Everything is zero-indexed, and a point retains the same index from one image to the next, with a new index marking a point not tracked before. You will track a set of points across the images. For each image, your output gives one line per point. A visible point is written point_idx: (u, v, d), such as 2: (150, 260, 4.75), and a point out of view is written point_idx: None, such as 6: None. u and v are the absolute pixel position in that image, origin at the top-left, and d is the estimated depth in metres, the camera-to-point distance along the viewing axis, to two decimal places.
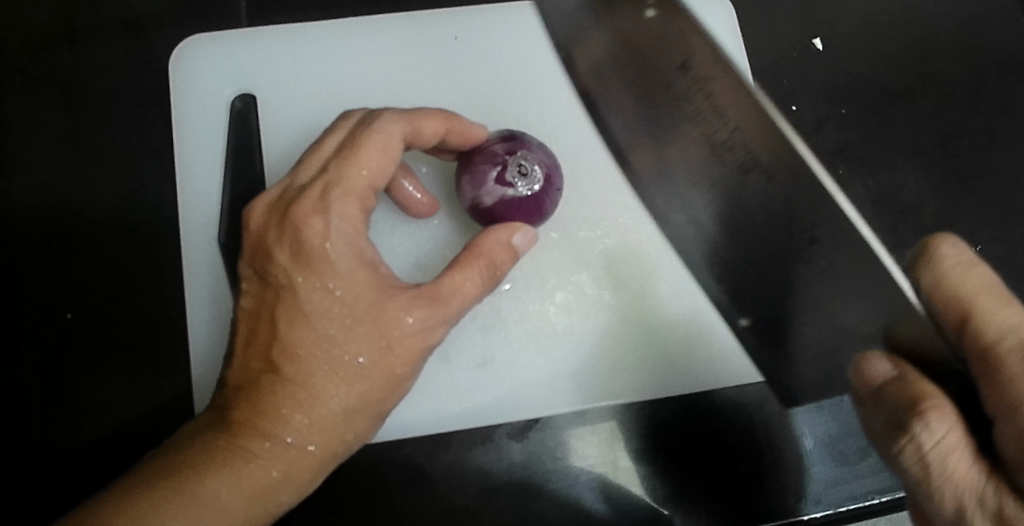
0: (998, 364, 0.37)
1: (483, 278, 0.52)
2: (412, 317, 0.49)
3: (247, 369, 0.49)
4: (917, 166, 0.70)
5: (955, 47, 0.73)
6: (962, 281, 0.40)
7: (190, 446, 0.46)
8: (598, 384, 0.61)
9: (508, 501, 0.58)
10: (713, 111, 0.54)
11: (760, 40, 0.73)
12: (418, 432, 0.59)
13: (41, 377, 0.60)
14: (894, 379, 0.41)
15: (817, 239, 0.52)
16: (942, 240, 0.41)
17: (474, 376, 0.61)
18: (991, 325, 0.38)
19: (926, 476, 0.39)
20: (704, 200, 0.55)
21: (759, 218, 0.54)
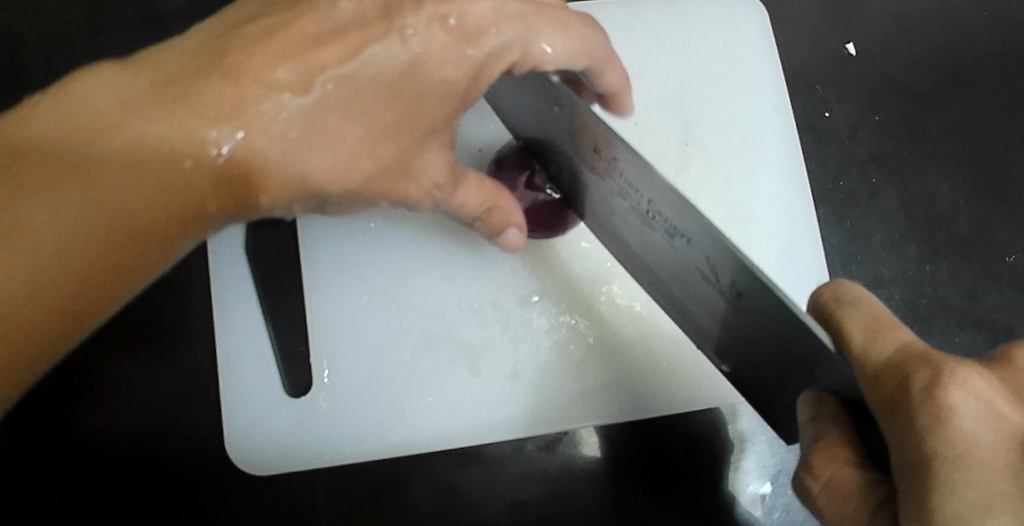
0: (882, 393, 0.33)
1: (484, 205, 0.53)
2: (433, 160, 0.48)
3: (177, 57, 0.41)
4: (951, 174, 0.69)
5: (990, 53, 0.72)
6: (848, 315, 0.36)
7: (83, 105, 0.38)
8: (631, 398, 0.59)
9: (537, 516, 0.57)
10: (622, 181, 0.48)
11: (792, 44, 0.72)
12: (448, 445, 0.58)
13: (56, 381, 0.58)
14: (813, 419, 0.39)
15: (741, 294, 0.43)
16: (822, 287, 0.39)
17: (504, 388, 0.59)
18: (873, 354, 0.34)
19: (818, 514, 0.38)
20: (659, 265, 0.53)
21: (705, 286, 0.47)
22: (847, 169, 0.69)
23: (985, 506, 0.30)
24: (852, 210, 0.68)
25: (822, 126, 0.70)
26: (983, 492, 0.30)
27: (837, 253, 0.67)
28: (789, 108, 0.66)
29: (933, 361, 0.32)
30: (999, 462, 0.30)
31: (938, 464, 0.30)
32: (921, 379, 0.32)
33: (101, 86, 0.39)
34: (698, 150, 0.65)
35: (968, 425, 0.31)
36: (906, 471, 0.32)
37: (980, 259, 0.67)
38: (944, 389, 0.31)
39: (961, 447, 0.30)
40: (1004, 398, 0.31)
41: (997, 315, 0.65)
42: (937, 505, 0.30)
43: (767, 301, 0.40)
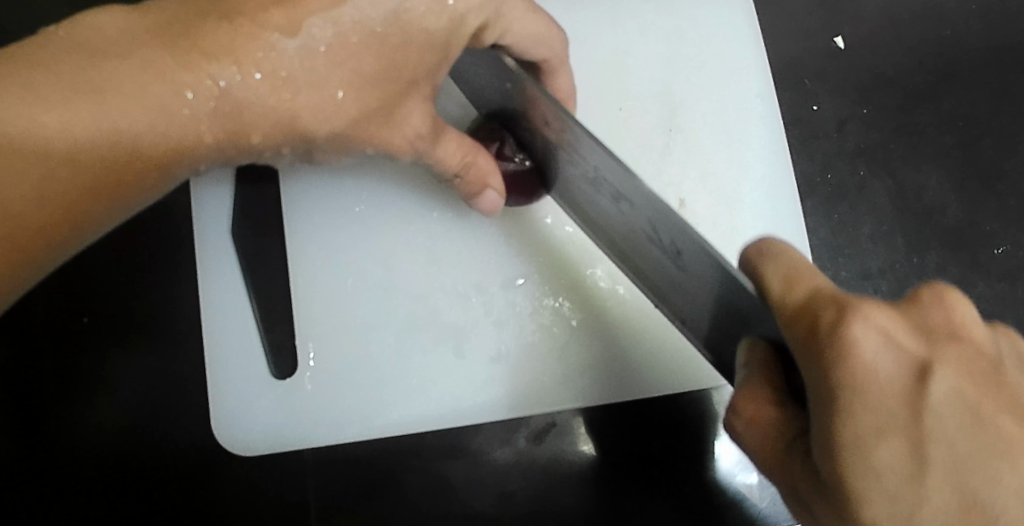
0: (796, 333, 0.34)
1: (461, 161, 0.53)
2: (413, 120, 0.50)
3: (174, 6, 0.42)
4: (939, 167, 0.69)
5: (978, 48, 0.72)
6: (769, 269, 0.37)
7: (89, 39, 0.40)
8: (613, 380, 0.60)
9: (524, 506, 0.58)
10: (572, 149, 0.52)
11: (780, 38, 0.72)
12: (431, 426, 0.59)
13: (54, 378, 0.60)
14: (747, 363, 0.40)
15: (681, 253, 0.47)
16: (750, 245, 0.39)
17: (488, 370, 0.60)
18: (789, 297, 0.35)
19: (746, 448, 0.40)
20: (607, 227, 0.57)
21: (652, 249, 0.51)
22: (835, 162, 0.69)
23: (885, 432, 0.31)
24: (840, 203, 0.68)
25: (810, 120, 0.70)
26: (883, 419, 0.31)
27: (825, 245, 0.67)
28: (772, 95, 0.67)
29: (840, 300, 0.33)
30: (897, 389, 0.31)
31: (841, 394, 0.31)
32: (828, 318, 0.33)
33: (110, 19, 0.41)
34: (682, 135, 0.66)
35: (869, 358, 0.31)
36: (817, 404, 0.33)
37: (968, 252, 0.67)
38: (848, 323, 0.32)
39: (862, 378, 0.31)
40: (902, 329, 0.32)
41: (984, 307, 0.66)
42: (840, 433, 0.31)
43: (700, 258, 0.44)
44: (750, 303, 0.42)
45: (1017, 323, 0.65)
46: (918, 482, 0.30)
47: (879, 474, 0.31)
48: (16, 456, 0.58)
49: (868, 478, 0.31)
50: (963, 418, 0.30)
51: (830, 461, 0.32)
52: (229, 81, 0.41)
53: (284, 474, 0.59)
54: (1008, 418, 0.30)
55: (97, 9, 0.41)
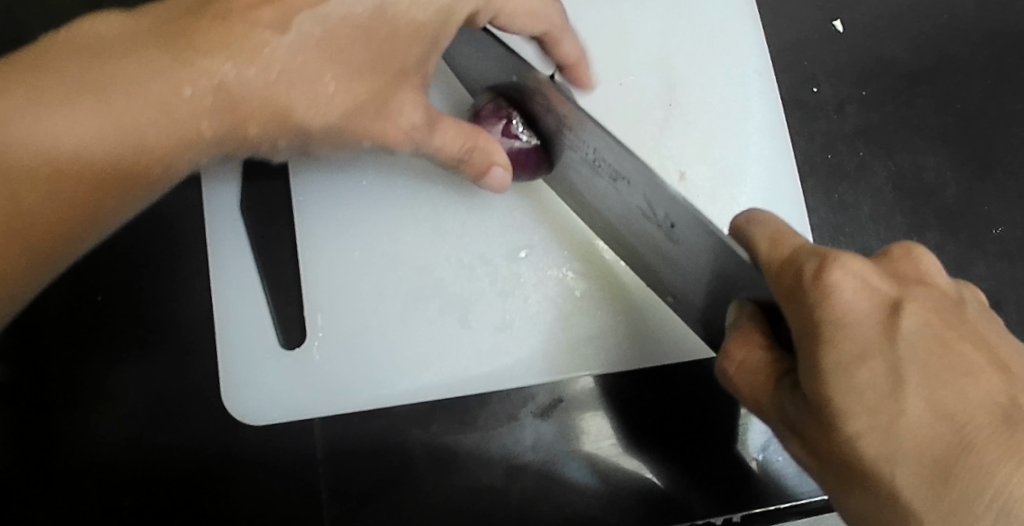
0: (780, 284, 0.38)
1: (463, 146, 0.54)
2: (408, 111, 0.52)
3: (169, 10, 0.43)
4: (937, 148, 0.70)
5: (975, 31, 0.73)
6: (755, 232, 0.42)
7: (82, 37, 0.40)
8: (616, 349, 0.61)
9: (532, 481, 0.59)
10: (575, 135, 0.56)
11: (779, 21, 0.73)
12: (437, 394, 0.60)
13: (65, 356, 0.59)
14: (736, 322, 0.44)
15: (676, 226, 0.50)
16: (739, 216, 0.44)
17: (493, 339, 0.61)
18: (773, 257, 0.39)
19: (740, 395, 0.43)
20: (604, 211, 0.59)
21: (644, 223, 0.54)
22: (835, 144, 0.70)
23: (863, 356, 0.33)
24: (840, 182, 0.69)
25: (811, 102, 0.71)
26: (861, 345, 0.33)
27: (826, 225, 0.68)
28: (769, 69, 0.68)
29: (819, 251, 0.36)
30: (873, 321, 0.34)
31: (827, 327, 0.34)
32: (809, 266, 0.36)
33: (106, 24, 0.41)
34: (682, 110, 0.67)
35: (846, 295, 0.34)
36: (802, 342, 0.36)
37: (967, 232, 0.68)
38: (828, 269, 0.35)
39: (840, 311, 0.34)
40: (877, 275, 0.35)
41: (983, 285, 0.67)
42: (823, 358, 0.34)
43: (694, 229, 0.48)
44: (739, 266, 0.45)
45: (1016, 301, 0.66)
46: (898, 397, 0.32)
47: (861, 391, 0.33)
48: (32, 438, 0.58)
49: (851, 395, 0.33)
50: (934, 345, 0.32)
51: (816, 386, 0.34)
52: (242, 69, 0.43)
53: (295, 456, 0.59)
54: (973, 349, 0.32)
55: (94, 14, 0.42)
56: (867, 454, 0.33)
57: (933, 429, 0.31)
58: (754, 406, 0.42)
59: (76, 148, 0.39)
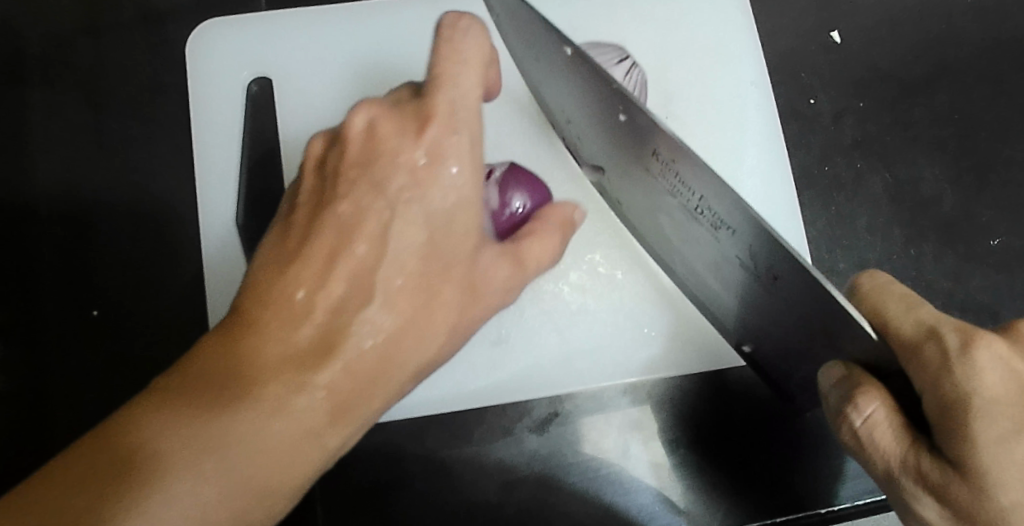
0: (917, 356, 0.39)
1: (557, 244, 0.48)
2: (499, 275, 0.46)
3: (311, 291, 0.39)
4: (935, 159, 0.70)
5: (973, 41, 0.73)
6: (883, 297, 0.43)
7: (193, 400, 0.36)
8: (613, 364, 0.61)
9: (530, 495, 0.59)
10: (674, 176, 0.50)
11: (776, 32, 0.73)
12: (432, 408, 0.60)
13: (71, 366, 0.64)
14: (844, 379, 0.43)
15: (778, 279, 0.45)
16: (862, 277, 0.45)
17: (488, 354, 0.61)
18: (904, 330, 0.41)
19: (862, 451, 0.42)
20: (693, 256, 0.56)
21: (739, 274, 0.50)
22: (833, 156, 0.70)
23: (1016, 435, 0.35)
24: (837, 194, 0.69)
25: (807, 113, 0.71)
26: (1014, 423, 0.35)
27: (822, 237, 0.68)
28: (766, 82, 0.68)
29: (961, 329, 0.38)
30: (1021, 400, 0.36)
31: (971, 401, 0.36)
32: (951, 342, 0.38)
33: (216, 356, 0.37)
34: (677, 122, 0.66)
35: (993, 377, 0.36)
36: (940, 417, 0.38)
37: (964, 244, 0.68)
38: (973, 346, 0.37)
39: (991, 392, 0.36)
40: (1017, 356, 0.37)
41: (982, 297, 0.66)
42: (974, 433, 0.36)
43: (799, 284, 0.43)
44: (848, 329, 0.42)
45: (1015, 314, 0.66)
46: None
47: (1019, 467, 0.35)
48: (34, 441, 0.61)
49: (1006, 470, 0.35)
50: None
51: (963, 454, 0.36)
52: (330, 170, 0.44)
53: (296, 496, 0.58)
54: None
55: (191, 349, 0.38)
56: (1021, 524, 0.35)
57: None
58: (879, 467, 0.41)
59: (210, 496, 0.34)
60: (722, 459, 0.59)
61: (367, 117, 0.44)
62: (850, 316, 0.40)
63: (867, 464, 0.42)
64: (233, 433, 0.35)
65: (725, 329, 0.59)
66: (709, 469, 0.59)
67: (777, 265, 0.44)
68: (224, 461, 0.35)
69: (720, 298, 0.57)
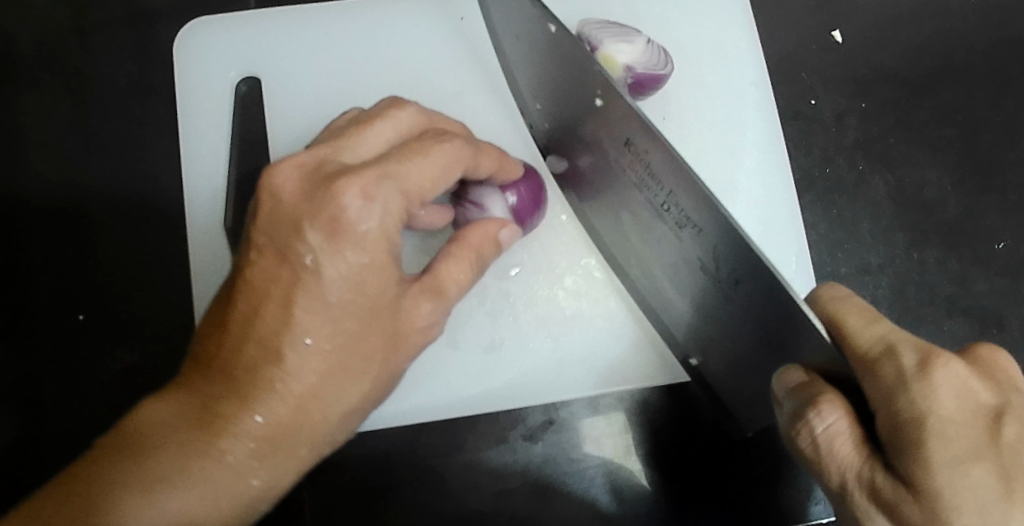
0: (873, 371, 0.38)
1: (473, 268, 0.51)
2: (422, 313, 0.49)
3: (214, 346, 0.44)
4: (939, 161, 0.68)
5: (978, 41, 0.71)
6: (841, 306, 0.41)
7: (163, 445, 0.41)
8: (608, 371, 0.60)
9: (525, 504, 0.57)
10: (646, 174, 0.49)
11: (776, 31, 0.72)
12: (424, 417, 0.59)
13: (57, 372, 0.63)
14: (800, 387, 0.41)
15: (738, 283, 0.46)
16: (820, 287, 0.44)
17: (481, 361, 0.60)
18: (862, 338, 0.39)
19: (817, 461, 0.39)
20: (655, 260, 0.55)
21: (697, 273, 0.50)
22: (834, 157, 0.68)
23: (970, 457, 0.33)
24: (838, 197, 0.67)
25: (808, 114, 0.70)
26: (969, 446, 0.34)
27: (823, 241, 0.67)
28: (767, 82, 0.66)
29: (919, 346, 0.37)
30: (977, 425, 0.35)
31: (930, 417, 0.34)
32: (910, 359, 0.37)
33: (161, 413, 0.43)
34: (675, 123, 0.65)
35: (949, 396, 0.35)
36: (894, 432, 0.36)
37: (969, 247, 0.66)
38: (932, 364, 0.36)
39: (946, 410, 0.35)
40: (976, 377, 0.36)
41: (987, 302, 0.65)
42: (929, 451, 0.34)
43: (760, 280, 0.43)
44: (807, 333, 0.42)
45: (1020, 319, 0.65)
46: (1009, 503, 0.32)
47: (976, 493, 0.33)
48: (20, 448, 0.61)
49: (961, 495, 0.33)
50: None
51: (917, 474, 0.34)
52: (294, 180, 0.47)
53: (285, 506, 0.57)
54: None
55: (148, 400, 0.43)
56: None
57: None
58: (833, 481, 0.38)
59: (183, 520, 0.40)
60: (688, 463, 0.58)
61: (378, 133, 0.50)
62: (809, 319, 0.41)
63: (819, 477, 0.39)
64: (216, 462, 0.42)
65: (678, 342, 0.58)
66: (675, 481, 0.58)
67: (738, 267, 0.45)
68: (204, 497, 0.41)
69: (677, 305, 0.56)
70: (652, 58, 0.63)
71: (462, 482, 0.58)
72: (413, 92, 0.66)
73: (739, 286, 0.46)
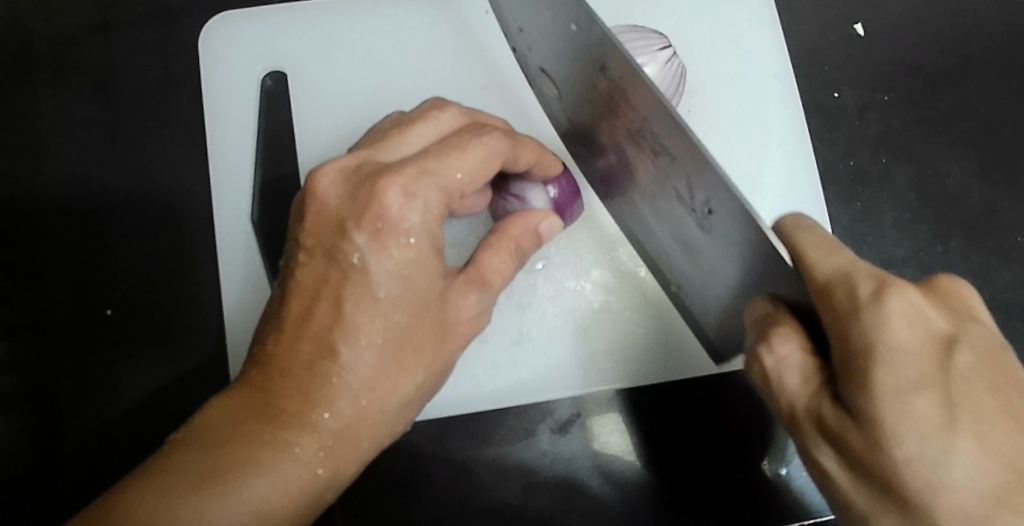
0: (828, 300, 0.35)
1: (513, 259, 0.51)
2: (469, 303, 0.49)
3: (274, 346, 0.45)
4: (961, 154, 0.68)
5: (1000, 33, 0.71)
6: (805, 237, 0.38)
7: (233, 438, 0.43)
8: (637, 361, 0.60)
9: (554, 497, 0.57)
10: (633, 117, 0.49)
11: (798, 25, 0.72)
12: (459, 410, 0.59)
13: (84, 366, 0.63)
14: (764, 317, 0.42)
15: (713, 210, 0.45)
16: (785, 217, 0.40)
17: (510, 352, 0.60)
18: (820, 268, 0.36)
19: (768, 391, 0.40)
20: (647, 206, 0.55)
21: (686, 219, 0.49)
22: (857, 150, 0.69)
23: (916, 388, 0.32)
24: (862, 190, 0.67)
25: (831, 107, 0.70)
26: (915, 375, 0.32)
27: (848, 233, 0.67)
28: (790, 75, 0.66)
29: (876, 276, 0.35)
30: (928, 354, 0.33)
31: (880, 349, 0.33)
32: (865, 287, 0.34)
33: (224, 411, 0.44)
34: (700, 115, 0.65)
35: (902, 326, 0.33)
36: (844, 361, 0.34)
37: (993, 240, 0.66)
38: (885, 294, 0.34)
39: (897, 339, 0.33)
40: (931, 305, 0.34)
41: (1011, 295, 0.65)
42: (873, 379, 0.32)
43: (729, 209, 0.43)
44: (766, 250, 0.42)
45: None
46: (952, 431, 0.31)
47: (914, 423, 0.32)
48: (46, 444, 0.61)
49: (902, 426, 0.32)
50: (988, 383, 0.32)
51: (862, 404, 0.33)
52: (333, 178, 0.47)
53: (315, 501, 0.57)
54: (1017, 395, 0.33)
55: (207, 405, 0.45)
56: (910, 483, 0.32)
57: (988, 467, 0.31)
58: (783, 410, 0.39)
59: (256, 510, 0.41)
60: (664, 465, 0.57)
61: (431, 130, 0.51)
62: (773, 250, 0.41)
63: (773, 406, 0.41)
64: (282, 452, 0.43)
65: (683, 291, 0.58)
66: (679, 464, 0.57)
67: (710, 190, 0.44)
68: (272, 486, 0.42)
69: (674, 256, 0.55)
70: (669, 89, 0.62)
71: (492, 475, 0.58)
72: (438, 84, 0.66)
73: (714, 214, 0.45)
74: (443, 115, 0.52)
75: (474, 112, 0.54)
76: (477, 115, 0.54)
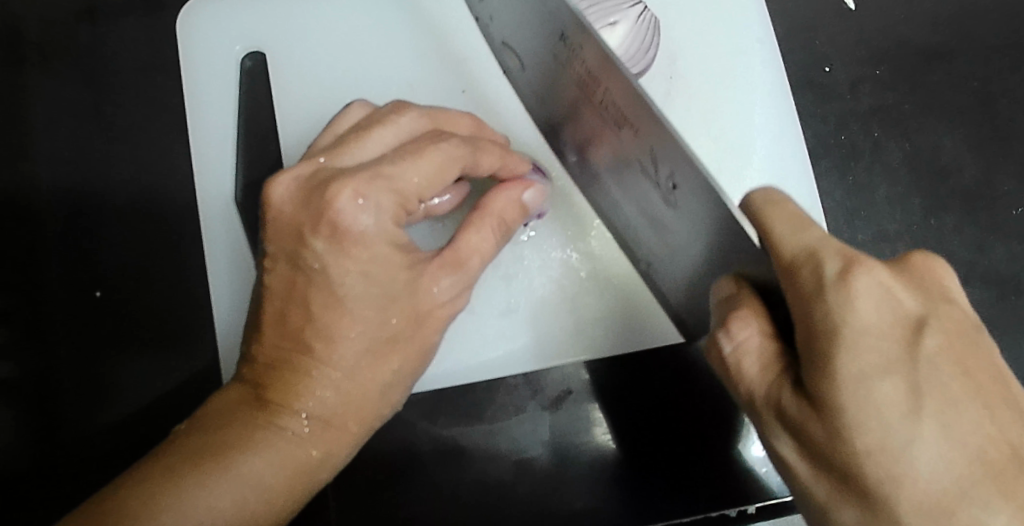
0: (794, 278, 0.39)
1: (495, 234, 0.53)
2: (443, 288, 0.50)
3: (267, 348, 0.47)
4: (955, 127, 0.68)
5: (993, 7, 0.71)
6: (772, 214, 0.41)
7: (225, 427, 0.45)
8: (623, 330, 0.61)
9: (543, 479, 0.56)
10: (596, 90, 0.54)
11: (789, 5, 0.72)
12: (451, 382, 0.60)
13: (74, 351, 0.63)
14: (728, 298, 0.45)
15: (678, 185, 0.49)
16: (755, 191, 0.43)
17: (498, 323, 0.62)
18: (788, 242, 0.40)
19: (729, 375, 0.44)
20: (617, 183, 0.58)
21: (646, 184, 0.53)
22: (849, 124, 0.68)
23: (878, 372, 0.35)
24: (854, 165, 0.67)
25: (822, 82, 0.69)
26: (883, 360, 0.35)
27: (839, 207, 0.66)
28: (771, 38, 0.66)
29: (844, 254, 0.38)
30: (893, 337, 0.36)
31: (842, 331, 0.36)
32: (831, 267, 0.37)
33: (225, 405, 0.48)
34: (681, 82, 0.65)
35: (869, 307, 0.36)
36: (812, 348, 0.37)
37: (986, 213, 0.66)
38: (851, 274, 0.37)
39: (863, 321, 0.36)
40: (898, 284, 0.37)
41: (1006, 270, 0.64)
42: (839, 367, 0.35)
43: (691, 180, 0.47)
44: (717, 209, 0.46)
45: None
46: (915, 417, 0.34)
47: (880, 408, 0.34)
48: (37, 429, 0.60)
49: (866, 411, 0.34)
50: (956, 367, 0.35)
51: (829, 393, 0.36)
52: (289, 180, 0.48)
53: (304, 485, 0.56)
54: (986, 374, 0.35)
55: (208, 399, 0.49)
56: (871, 473, 0.34)
57: (950, 453, 0.33)
58: (744, 396, 0.43)
59: (235, 501, 0.42)
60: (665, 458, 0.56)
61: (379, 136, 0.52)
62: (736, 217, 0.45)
63: (733, 390, 0.44)
64: (268, 445, 0.45)
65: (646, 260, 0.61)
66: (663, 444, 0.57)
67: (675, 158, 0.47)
68: (260, 472, 0.44)
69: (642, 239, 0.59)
70: (634, 48, 0.63)
71: (484, 457, 0.57)
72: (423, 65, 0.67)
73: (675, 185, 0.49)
74: (400, 119, 0.53)
75: (434, 112, 0.55)
76: (441, 117, 0.55)
